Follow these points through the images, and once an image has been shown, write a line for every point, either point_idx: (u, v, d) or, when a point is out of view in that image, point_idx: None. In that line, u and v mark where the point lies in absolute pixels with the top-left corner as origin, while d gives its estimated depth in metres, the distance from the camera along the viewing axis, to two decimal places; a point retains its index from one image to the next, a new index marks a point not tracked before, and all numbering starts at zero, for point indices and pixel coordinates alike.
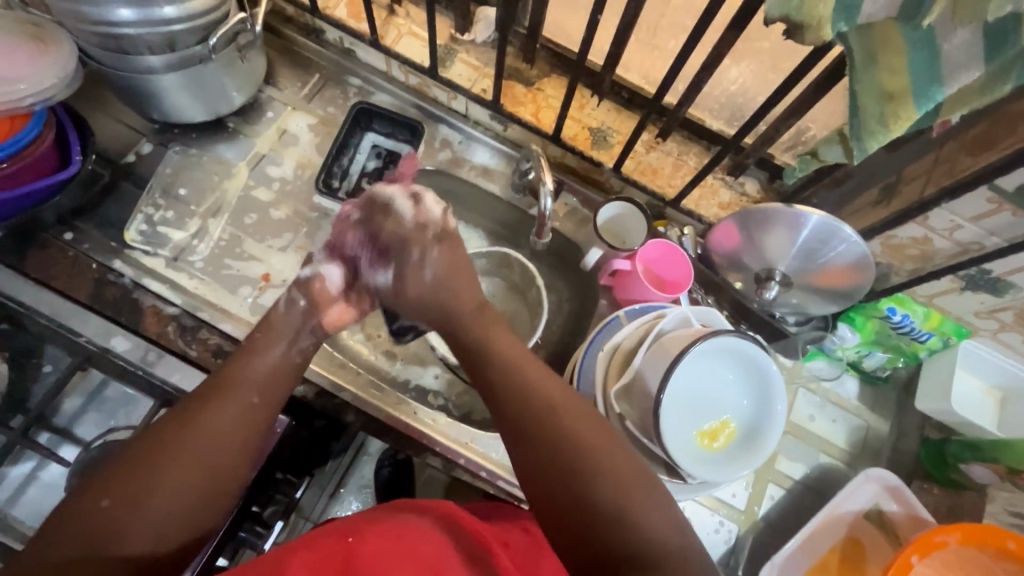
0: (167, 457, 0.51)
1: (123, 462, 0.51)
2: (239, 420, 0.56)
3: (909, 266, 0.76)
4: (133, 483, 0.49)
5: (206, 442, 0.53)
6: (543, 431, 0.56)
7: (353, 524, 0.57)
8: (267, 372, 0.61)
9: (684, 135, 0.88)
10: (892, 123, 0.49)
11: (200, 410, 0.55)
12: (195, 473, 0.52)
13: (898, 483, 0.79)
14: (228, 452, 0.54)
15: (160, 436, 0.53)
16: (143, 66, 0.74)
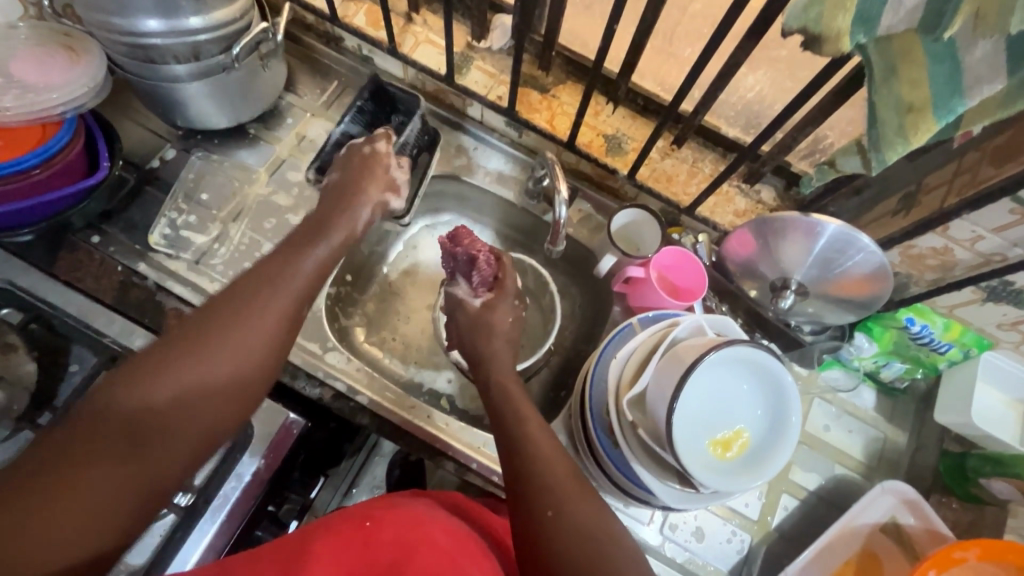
0: (197, 363, 0.52)
1: (158, 358, 0.51)
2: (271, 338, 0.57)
3: (929, 276, 0.75)
4: (168, 385, 0.50)
5: (238, 355, 0.54)
6: (557, 485, 0.56)
7: (371, 507, 0.58)
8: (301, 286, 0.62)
9: (700, 142, 0.88)
10: (912, 135, 0.49)
11: (238, 318, 0.56)
12: (222, 386, 0.53)
13: (916, 496, 0.78)
14: (256, 373, 0.56)
15: (191, 334, 0.54)
16: (169, 75, 0.76)
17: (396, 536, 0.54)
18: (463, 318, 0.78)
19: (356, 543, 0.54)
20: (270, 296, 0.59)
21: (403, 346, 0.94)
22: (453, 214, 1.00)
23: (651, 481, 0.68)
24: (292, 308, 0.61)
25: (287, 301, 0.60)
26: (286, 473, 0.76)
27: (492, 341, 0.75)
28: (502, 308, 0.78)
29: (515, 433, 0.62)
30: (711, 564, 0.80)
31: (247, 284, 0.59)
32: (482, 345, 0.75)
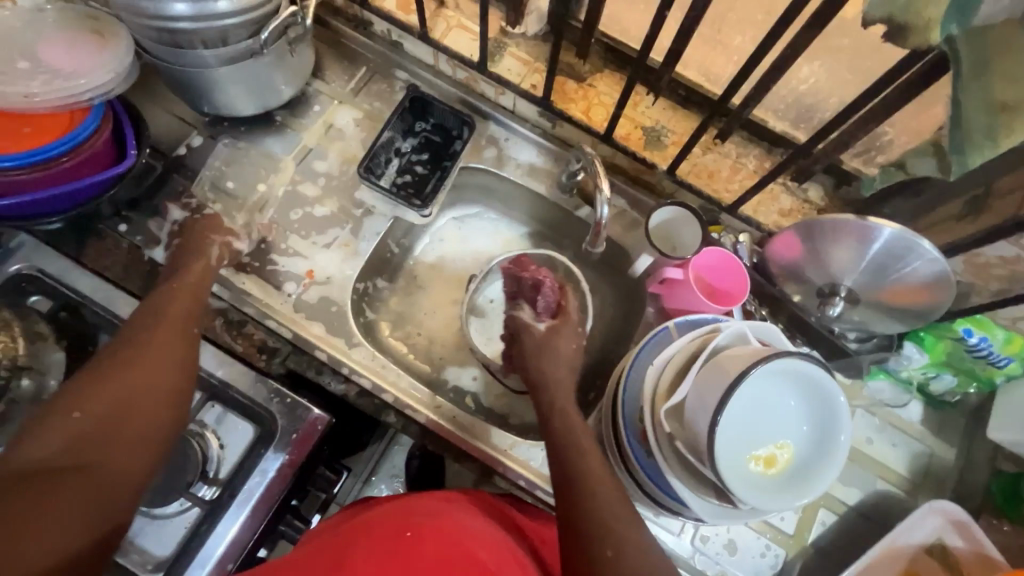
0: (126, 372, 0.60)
1: (91, 378, 0.59)
2: (184, 344, 0.66)
3: (994, 286, 0.70)
4: (100, 397, 0.57)
5: (151, 361, 0.62)
6: (610, 517, 0.56)
7: (407, 517, 0.59)
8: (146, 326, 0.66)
9: (745, 137, 0.84)
10: (1001, 137, 0.44)
11: (142, 339, 0.64)
12: (148, 388, 0.60)
13: (966, 518, 0.74)
14: (174, 375, 0.63)
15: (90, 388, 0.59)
16: (197, 61, 0.74)
17: (435, 550, 0.56)
18: (526, 345, 0.78)
19: (393, 554, 0.55)
20: (153, 319, 0.67)
21: (428, 342, 0.92)
22: (481, 206, 0.97)
23: (688, 495, 0.65)
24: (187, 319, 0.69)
25: (178, 315, 0.68)
26: (310, 470, 0.76)
27: (554, 366, 0.74)
28: (568, 334, 0.78)
29: (577, 465, 0.61)
30: None
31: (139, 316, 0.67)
32: (547, 369, 0.74)
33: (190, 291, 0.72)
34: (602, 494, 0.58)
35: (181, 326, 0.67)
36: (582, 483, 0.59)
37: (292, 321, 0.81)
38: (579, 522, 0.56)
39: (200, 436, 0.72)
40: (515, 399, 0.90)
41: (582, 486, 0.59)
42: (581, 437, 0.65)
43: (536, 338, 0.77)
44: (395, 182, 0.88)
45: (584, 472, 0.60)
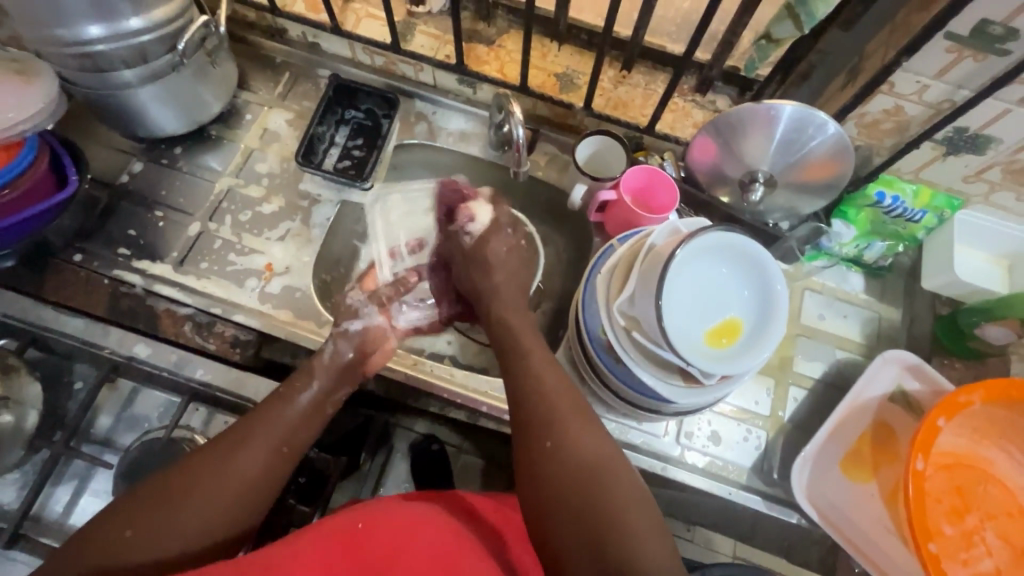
0: (192, 495, 0.57)
1: (154, 492, 0.57)
2: (268, 468, 0.63)
3: (889, 141, 0.75)
4: (155, 520, 0.55)
5: (221, 480, 0.59)
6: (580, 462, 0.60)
7: (359, 512, 0.60)
8: (296, 421, 0.68)
9: (649, 65, 0.90)
10: None
11: (231, 454, 0.61)
12: (213, 512, 0.58)
13: (917, 360, 0.79)
14: (244, 499, 0.60)
15: (209, 454, 0.61)
16: (120, 82, 0.78)
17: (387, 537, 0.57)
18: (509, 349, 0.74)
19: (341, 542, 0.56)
20: (262, 429, 0.65)
21: None
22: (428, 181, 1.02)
23: (653, 380, 0.69)
24: (284, 435, 0.66)
25: (274, 432, 0.65)
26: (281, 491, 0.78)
27: (498, 248, 0.82)
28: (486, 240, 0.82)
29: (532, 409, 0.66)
30: (732, 464, 0.81)
31: (250, 419, 0.66)
32: (531, 347, 0.73)
33: (304, 402, 0.70)
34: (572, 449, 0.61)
35: (274, 447, 0.64)
36: (562, 452, 0.61)
37: (260, 313, 0.83)
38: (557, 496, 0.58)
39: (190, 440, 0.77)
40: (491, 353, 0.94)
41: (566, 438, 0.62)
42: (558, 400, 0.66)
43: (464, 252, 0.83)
44: (336, 167, 0.91)
45: (569, 433, 0.63)
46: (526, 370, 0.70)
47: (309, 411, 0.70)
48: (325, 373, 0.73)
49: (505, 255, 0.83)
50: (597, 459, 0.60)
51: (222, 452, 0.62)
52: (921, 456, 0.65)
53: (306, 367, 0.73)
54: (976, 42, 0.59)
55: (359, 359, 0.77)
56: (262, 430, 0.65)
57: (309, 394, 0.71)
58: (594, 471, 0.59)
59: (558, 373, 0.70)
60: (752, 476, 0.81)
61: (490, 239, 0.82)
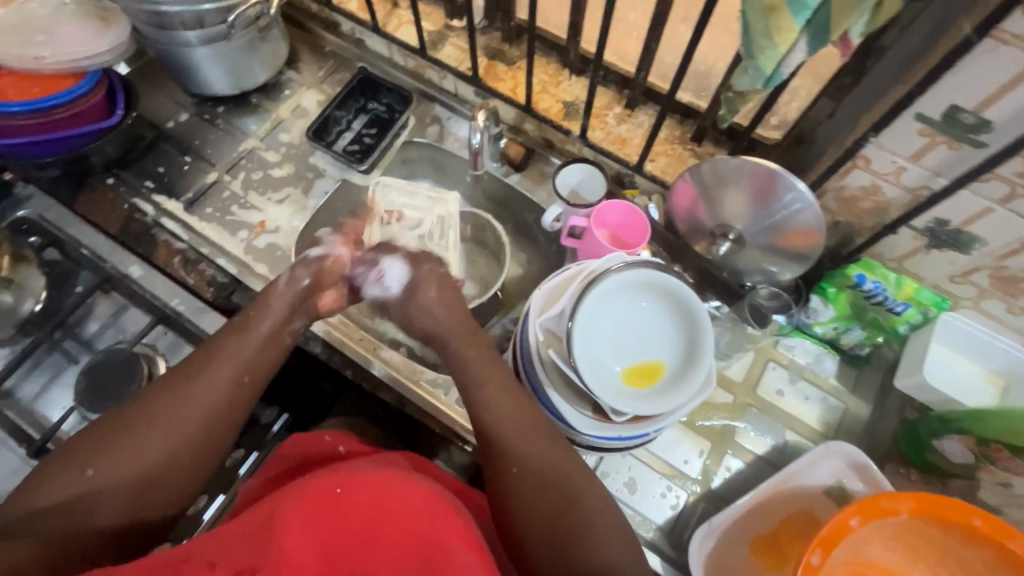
0: (151, 431, 0.61)
1: (112, 431, 0.60)
2: (228, 397, 0.65)
3: (869, 222, 0.72)
4: (118, 458, 0.59)
5: (178, 422, 0.62)
6: (545, 473, 0.62)
7: (336, 474, 0.59)
8: (255, 351, 0.69)
9: (654, 108, 0.92)
10: (777, 36, 0.50)
11: (186, 387, 0.64)
12: (177, 446, 0.61)
13: (864, 459, 0.73)
14: (210, 431, 0.64)
15: (166, 389, 0.64)
16: (182, 40, 0.90)
17: (368, 501, 0.56)
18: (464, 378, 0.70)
19: (321, 508, 0.56)
20: (222, 359, 0.67)
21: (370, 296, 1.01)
22: (430, 180, 1.08)
23: (558, 401, 0.70)
24: (243, 364, 0.68)
25: (236, 363, 0.67)
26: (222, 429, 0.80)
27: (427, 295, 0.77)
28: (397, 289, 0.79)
29: (494, 425, 0.65)
30: (641, 516, 0.78)
31: (206, 350, 0.68)
32: (474, 368, 0.70)
33: (263, 331, 0.71)
34: (535, 463, 0.62)
35: (234, 378, 0.66)
36: (530, 472, 0.62)
37: (241, 262, 0.92)
38: (529, 509, 0.60)
39: (151, 359, 0.84)
40: None
41: (533, 448, 0.63)
42: (517, 413, 0.66)
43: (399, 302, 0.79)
44: (345, 149, 0.98)
45: (528, 449, 0.63)
46: (478, 387, 0.68)
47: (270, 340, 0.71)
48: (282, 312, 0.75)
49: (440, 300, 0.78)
50: (564, 474, 0.62)
51: (178, 386, 0.64)
52: (821, 551, 0.60)
53: (263, 296, 0.74)
54: (948, 129, 0.57)
55: (314, 289, 0.78)
56: (220, 362, 0.67)
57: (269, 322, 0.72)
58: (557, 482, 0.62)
59: (517, 393, 0.69)
60: (660, 534, 0.77)
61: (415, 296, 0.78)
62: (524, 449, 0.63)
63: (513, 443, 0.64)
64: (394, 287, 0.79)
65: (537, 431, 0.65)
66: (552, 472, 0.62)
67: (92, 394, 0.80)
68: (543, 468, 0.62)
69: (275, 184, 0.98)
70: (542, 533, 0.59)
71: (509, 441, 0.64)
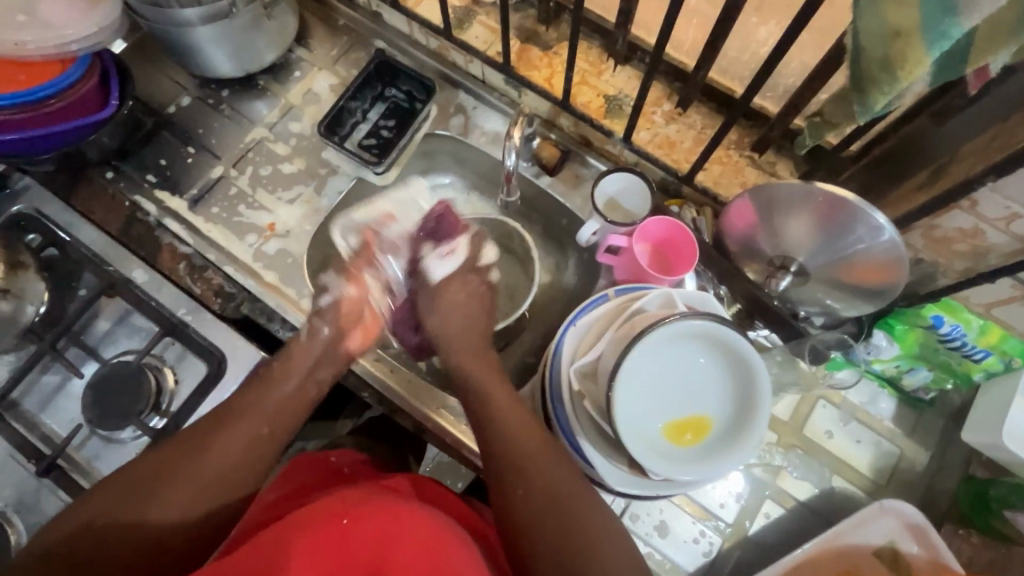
0: (167, 483, 0.58)
1: (130, 478, 0.58)
2: (247, 450, 0.63)
3: (959, 265, 0.63)
4: (132, 508, 0.56)
5: (195, 471, 0.59)
6: (541, 486, 0.58)
7: (345, 503, 0.55)
8: (276, 403, 0.67)
9: (710, 107, 0.81)
10: (899, 69, 0.40)
11: (207, 439, 0.62)
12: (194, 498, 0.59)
13: (923, 522, 0.68)
14: (227, 485, 0.61)
15: (187, 439, 0.62)
16: (180, 19, 0.79)
17: (376, 532, 0.52)
18: (489, 404, 0.67)
19: (328, 540, 0.51)
20: (245, 412, 0.65)
21: None
22: (452, 175, 0.99)
23: (593, 454, 0.64)
24: (264, 417, 0.65)
25: (257, 414, 0.65)
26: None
27: (453, 293, 0.80)
28: (458, 280, 0.81)
29: (490, 430, 0.64)
30: (671, 562, 0.74)
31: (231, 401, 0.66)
32: (481, 374, 0.71)
33: (287, 383, 0.69)
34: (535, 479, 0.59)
35: (255, 431, 0.64)
36: (526, 490, 0.58)
37: (249, 269, 0.86)
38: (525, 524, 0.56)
39: (158, 370, 0.80)
40: None
41: (532, 463, 0.60)
42: (512, 422, 0.64)
43: (426, 295, 0.80)
44: (360, 144, 0.89)
45: (531, 464, 0.60)
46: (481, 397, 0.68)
47: (295, 391, 0.69)
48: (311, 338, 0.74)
49: (462, 299, 0.80)
50: (566, 494, 0.58)
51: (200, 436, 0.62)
52: None
53: (288, 351, 0.72)
54: None
55: (336, 335, 0.75)
56: (241, 412, 0.65)
57: (295, 373, 0.70)
58: (568, 526, 0.56)
59: (523, 407, 0.66)
60: None
61: (448, 286, 0.80)
62: (523, 465, 0.60)
63: (512, 457, 0.60)
64: (449, 271, 0.81)
65: (533, 443, 0.61)
66: (547, 489, 0.58)
67: (97, 411, 0.76)
68: (539, 484, 0.58)
69: (286, 181, 0.90)
70: (541, 551, 0.55)
71: (507, 453, 0.61)
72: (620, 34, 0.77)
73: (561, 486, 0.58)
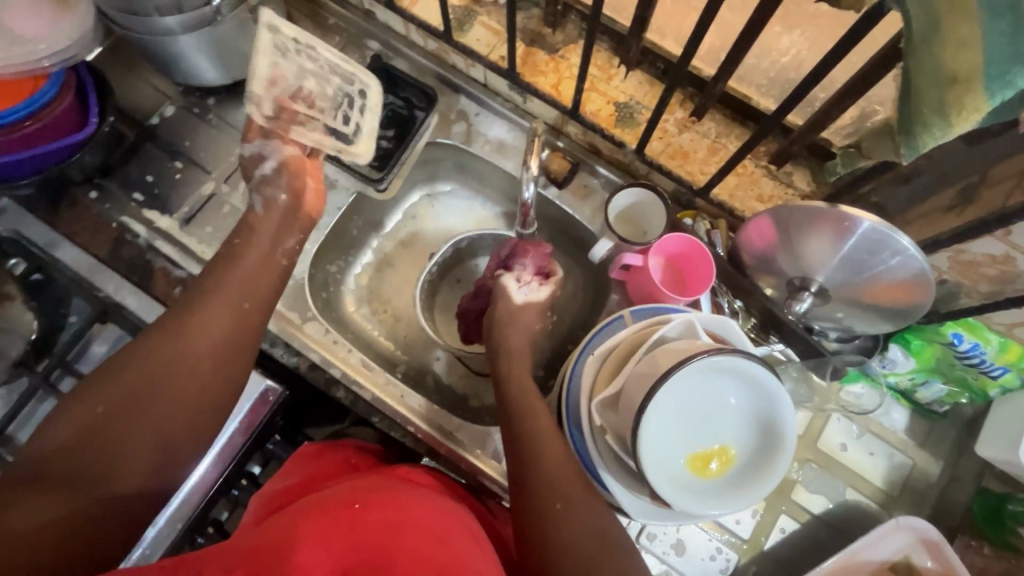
0: (156, 370, 0.56)
1: (113, 372, 0.55)
2: (229, 326, 0.60)
3: (984, 287, 0.62)
4: (125, 401, 0.54)
5: (181, 355, 0.57)
6: (578, 524, 0.55)
7: (356, 491, 0.55)
8: (249, 275, 0.64)
9: (725, 115, 0.78)
10: (954, 115, 0.37)
11: (184, 322, 0.59)
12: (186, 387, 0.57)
13: (937, 537, 0.68)
14: (219, 368, 0.59)
15: (165, 327, 0.58)
16: (161, 27, 0.73)
17: (384, 517, 0.52)
18: (530, 426, 0.62)
19: (338, 525, 0.52)
20: (218, 290, 0.62)
21: (393, 319, 0.92)
22: (453, 182, 0.95)
23: (614, 486, 0.63)
24: (241, 291, 0.63)
25: (231, 289, 0.62)
26: (235, 476, 0.73)
27: (528, 313, 0.74)
28: (538, 309, 0.75)
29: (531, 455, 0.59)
30: None
31: (201, 285, 0.63)
32: (525, 397, 0.65)
33: (252, 257, 0.66)
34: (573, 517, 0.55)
35: (235, 304, 0.61)
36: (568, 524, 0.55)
37: None
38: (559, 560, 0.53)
39: None
40: (477, 381, 0.90)
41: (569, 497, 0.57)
42: (555, 451, 0.60)
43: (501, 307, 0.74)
44: None
45: (571, 497, 0.57)
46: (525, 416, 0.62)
47: (263, 263, 0.66)
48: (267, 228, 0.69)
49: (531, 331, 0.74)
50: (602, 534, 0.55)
51: (179, 323, 0.59)
52: None
53: (245, 226, 0.69)
54: None
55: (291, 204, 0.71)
56: (214, 292, 0.61)
57: (259, 246, 0.67)
58: (603, 559, 0.53)
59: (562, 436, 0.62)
60: None
61: (526, 309, 0.74)
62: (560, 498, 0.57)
63: (552, 486, 0.57)
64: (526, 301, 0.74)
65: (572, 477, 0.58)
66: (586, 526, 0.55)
67: None
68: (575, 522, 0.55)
69: None
70: None
71: (547, 482, 0.58)
72: (633, 41, 0.73)
73: (597, 527, 0.55)
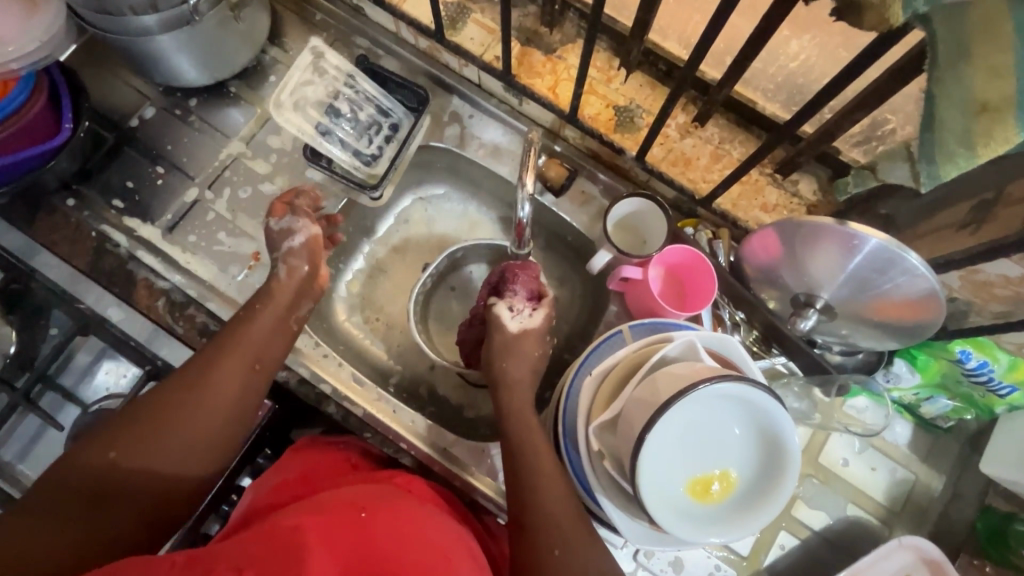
0: (167, 428, 0.56)
1: (126, 423, 0.55)
2: (243, 389, 0.60)
3: (996, 307, 0.60)
4: (132, 454, 0.54)
5: (194, 416, 0.57)
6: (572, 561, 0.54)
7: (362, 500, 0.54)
8: (264, 336, 0.64)
9: (729, 120, 0.75)
10: (981, 146, 0.39)
11: (201, 379, 0.59)
12: (193, 448, 0.56)
13: (940, 557, 0.67)
14: (226, 432, 0.59)
15: (181, 381, 0.58)
16: (137, 28, 0.69)
17: (390, 528, 0.51)
18: (527, 458, 0.61)
19: (344, 528, 0.50)
20: (233, 349, 0.62)
21: (385, 328, 0.89)
22: (447, 186, 0.92)
23: (611, 509, 0.61)
24: (254, 353, 0.63)
25: (247, 349, 0.62)
26: (223, 495, 0.71)
27: (528, 341, 0.69)
28: (535, 335, 0.70)
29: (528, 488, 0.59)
30: None
31: (218, 341, 0.62)
32: (522, 425, 0.64)
33: (267, 320, 0.65)
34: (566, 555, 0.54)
35: (248, 368, 0.62)
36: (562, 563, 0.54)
37: (234, 304, 0.79)
38: None
39: None
40: (471, 391, 0.88)
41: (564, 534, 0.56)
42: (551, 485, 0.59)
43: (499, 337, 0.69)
44: None
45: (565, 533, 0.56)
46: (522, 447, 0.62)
47: (278, 327, 0.66)
48: (287, 292, 0.68)
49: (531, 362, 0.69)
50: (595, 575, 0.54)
51: (195, 379, 0.59)
52: None
53: (266, 290, 0.67)
54: None
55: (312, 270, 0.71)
56: (231, 352, 0.62)
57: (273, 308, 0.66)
58: None
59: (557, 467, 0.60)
60: None
61: (524, 337, 0.69)
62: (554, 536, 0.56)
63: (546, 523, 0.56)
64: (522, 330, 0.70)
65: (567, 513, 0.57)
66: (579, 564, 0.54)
67: None
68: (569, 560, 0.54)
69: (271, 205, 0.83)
70: None
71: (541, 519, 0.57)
72: (635, 44, 0.70)
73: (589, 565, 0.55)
